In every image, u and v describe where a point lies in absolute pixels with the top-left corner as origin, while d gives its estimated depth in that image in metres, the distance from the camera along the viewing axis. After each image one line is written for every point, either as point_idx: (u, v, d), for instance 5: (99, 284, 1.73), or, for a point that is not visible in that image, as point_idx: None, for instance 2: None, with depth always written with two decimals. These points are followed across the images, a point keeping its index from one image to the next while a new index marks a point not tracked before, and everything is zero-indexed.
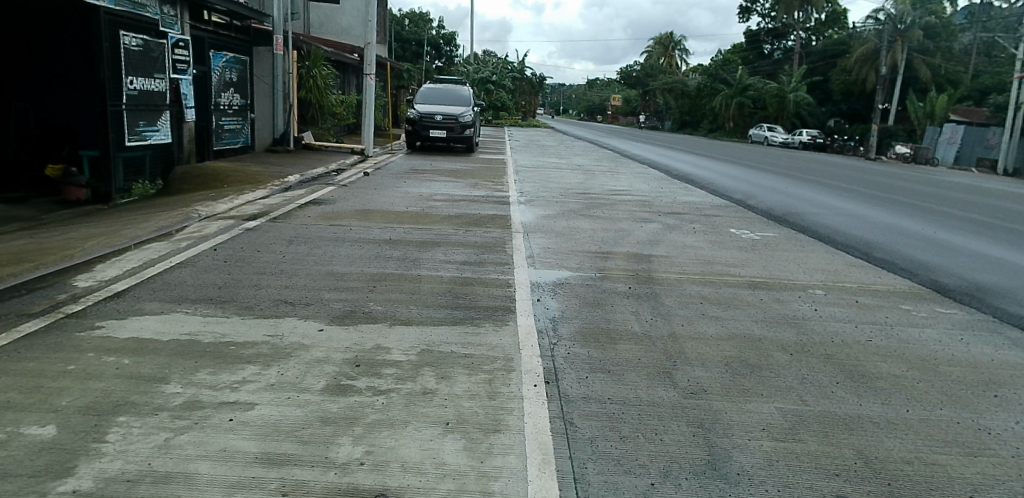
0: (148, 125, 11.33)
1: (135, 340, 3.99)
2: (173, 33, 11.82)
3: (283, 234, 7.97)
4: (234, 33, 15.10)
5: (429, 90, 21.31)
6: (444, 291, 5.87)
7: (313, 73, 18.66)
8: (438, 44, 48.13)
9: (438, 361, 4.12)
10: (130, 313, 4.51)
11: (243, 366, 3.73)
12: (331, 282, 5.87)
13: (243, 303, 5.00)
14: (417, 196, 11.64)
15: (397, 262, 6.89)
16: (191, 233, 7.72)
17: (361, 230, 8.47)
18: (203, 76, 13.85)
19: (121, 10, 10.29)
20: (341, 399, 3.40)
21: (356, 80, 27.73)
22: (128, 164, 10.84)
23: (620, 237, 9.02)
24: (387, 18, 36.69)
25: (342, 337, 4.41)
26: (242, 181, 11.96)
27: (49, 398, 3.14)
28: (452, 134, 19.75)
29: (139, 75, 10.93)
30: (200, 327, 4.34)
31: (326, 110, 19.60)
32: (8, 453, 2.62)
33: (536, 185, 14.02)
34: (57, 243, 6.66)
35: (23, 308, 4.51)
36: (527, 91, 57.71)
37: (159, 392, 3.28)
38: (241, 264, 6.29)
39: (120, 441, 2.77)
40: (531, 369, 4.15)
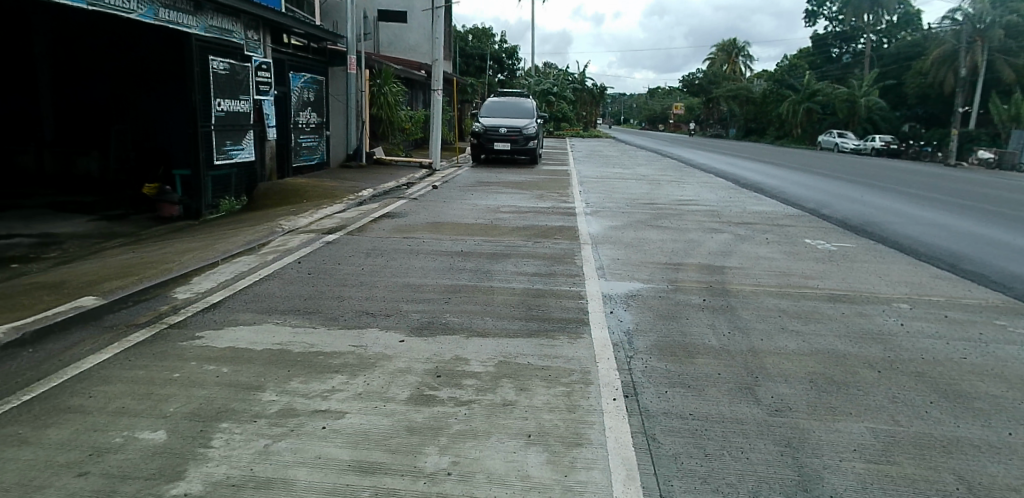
0: (234, 144, 11.92)
1: (232, 350, 4.19)
2: (256, 57, 12.42)
3: (360, 247, 8.21)
4: (311, 55, 15.74)
5: (493, 104, 21.58)
6: (517, 303, 5.91)
7: (384, 90, 19.18)
8: (501, 58, 48.55)
9: (516, 373, 4.14)
10: (226, 324, 4.74)
11: (332, 375, 3.86)
12: (408, 293, 6.01)
13: (328, 314, 5.18)
14: (485, 208, 11.78)
15: (470, 274, 6.98)
16: (276, 247, 8.06)
17: (433, 243, 8.64)
18: (283, 97, 14.47)
19: (210, 36, 10.91)
20: (425, 409, 3.47)
21: (423, 96, 28.40)
22: (216, 181, 11.44)
23: (691, 248, 8.85)
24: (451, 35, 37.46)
25: (422, 349, 4.49)
26: (320, 196, 12.40)
27: (160, 404, 3.34)
28: (516, 146, 19.86)
29: (227, 98, 11.53)
30: (290, 338, 4.51)
31: (395, 125, 20.13)
32: (126, 456, 2.80)
33: (601, 195, 13.95)
34: (157, 257, 7.08)
35: (132, 318, 4.82)
36: (589, 103, 57.74)
37: (256, 400, 3.43)
38: (323, 276, 6.52)
39: (224, 447, 2.91)
40: (610, 382, 4.12)
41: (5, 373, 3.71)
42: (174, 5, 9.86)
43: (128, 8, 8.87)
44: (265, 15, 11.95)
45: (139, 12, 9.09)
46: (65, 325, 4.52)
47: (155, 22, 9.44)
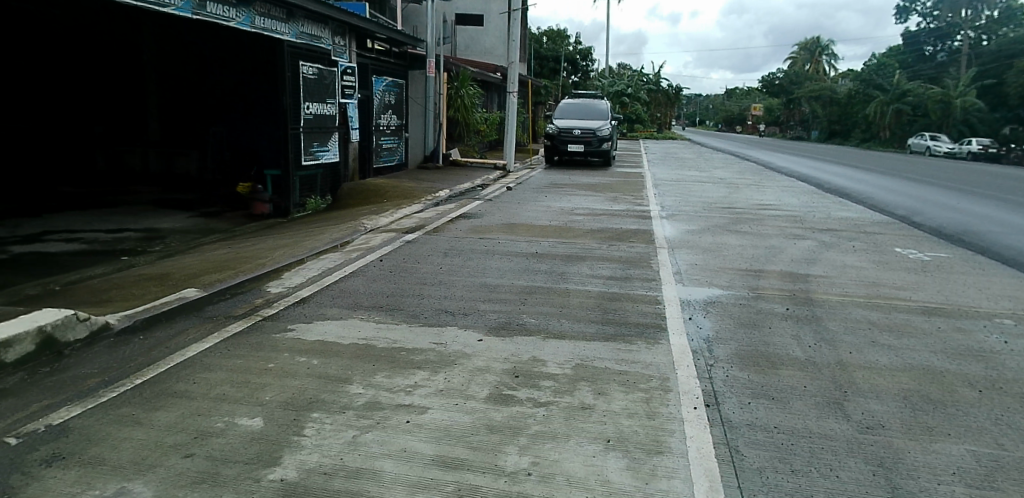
0: (320, 145, 12.39)
1: (321, 343, 4.37)
2: (342, 62, 12.88)
3: (438, 246, 8.38)
4: (393, 59, 16.18)
5: (567, 106, 21.55)
6: (593, 306, 5.87)
7: (461, 92, 19.52)
8: (575, 59, 46.73)
9: (595, 377, 4.12)
10: (315, 318, 4.95)
11: (414, 371, 3.97)
12: (484, 293, 6.08)
13: (409, 311, 5.31)
14: (558, 210, 11.79)
15: (545, 276, 6.99)
16: (359, 245, 8.32)
17: (508, 244, 8.71)
18: (366, 100, 14.92)
19: (301, 42, 11.40)
20: (504, 409, 3.51)
21: (499, 98, 28.67)
22: (303, 181, 11.93)
23: (772, 254, 8.56)
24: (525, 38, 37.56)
25: (499, 348, 4.55)
26: (399, 196, 12.72)
27: (256, 392, 3.52)
28: (589, 148, 19.74)
29: (315, 101, 12.01)
30: (374, 333, 4.66)
31: (471, 127, 20.40)
32: (227, 441, 2.96)
33: (676, 199, 13.71)
34: (250, 252, 7.46)
35: (230, 310, 5.10)
36: (663, 104, 56.91)
37: (345, 392, 3.57)
38: (404, 274, 6.69)
39: (315, 436, 3.04)
40: (690, 390, 4.04)
41: (120, 357, 4.00)
42: (269, 13, 10.37)
43: (228, 17, 9.40)
44: (351, 21, 12.38)
45: (238, 20, 9.63)
46: (170, 315, 4.83)
47: (251, 29, 9.96)
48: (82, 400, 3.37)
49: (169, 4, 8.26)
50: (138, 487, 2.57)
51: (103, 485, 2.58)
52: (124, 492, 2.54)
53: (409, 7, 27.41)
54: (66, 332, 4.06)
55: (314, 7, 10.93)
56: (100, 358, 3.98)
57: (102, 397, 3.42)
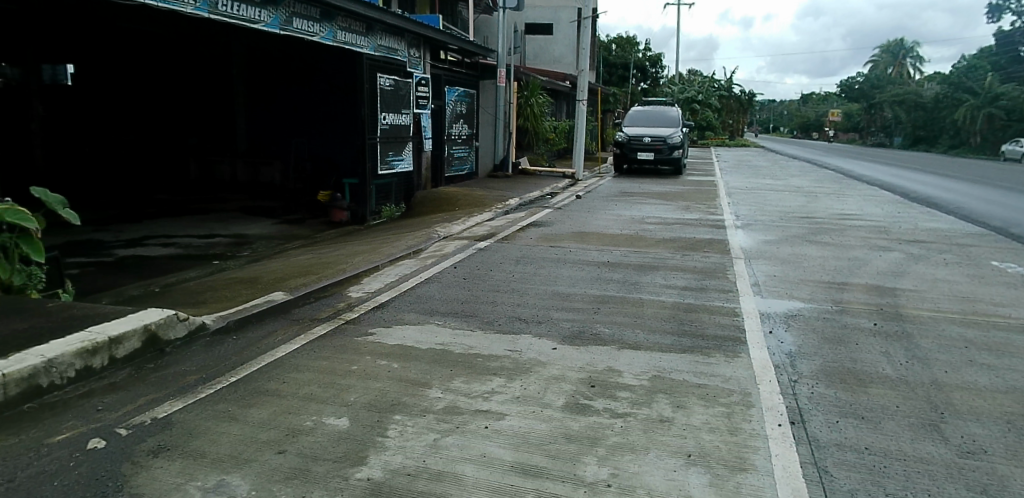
0: (396, 154, 12.68)
1: (401, 347, 4.48)
2: (417, 73, 13.18)
3: (509, 254, 8.43)
4: (465, 69, 16.44)
5: (637, 113, 21.32)
6: (668, 317, 5.76)
7: (530, 101, 19.66)
8: (645, 66, 46.02)
9: (672, 389, 4.04)
10: (394, 322, 5.08)
11: (491, 377, 4.00)
12: (557, 302, 6.08)
13: (484, 318, 5.37)
14: (629, 219, 11.65)
15: (618, 285, 6.92)
16: (433, 252, 8.46)
17: (580, 252, 8.67)
18: (439, 110, 15.21)
19: (379, 54, 11.74)
20: (581, 418, 3.49)
21: (567, 107, 28.64)
22: (379, 190, 12.25)
23: (856, 266, 8.19)
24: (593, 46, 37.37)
25: (574, 357, 4.52)
26: (471, 204, 12.88)
27: (341, 393, 3.64)
28: (660, 156, 19.44)
29: (391, 112, 12.31)
30: (451, 339, 4.73)
31: (541, 136, 20.45)
32: (315, 439, 3.07)
33: (751, 208, 13.30)
34: (331, 258, 7.71)
35: (315, 313, 5.30)
36: (735, 110, 55.37)
37: (424, 396, 3.64)
38: (477, 281, 6.77)
39: (398, 437, 3.12)
40: (774, 407, 3.90)
41: (215, 356, 4.21)
42: (350, 27, 10.74)
43: (312, 32, 9.80)
44: (426, 33, 12.66)
45: (321, 35, 10.02)
46: (260, 316, 5.05)
47: (333, 43, 10.34)
48: (183, 395, 3.57)
49: (259, 20, 8.69)
50: (236, 480, 2.70)
51: (204, 477, 2.72)
52: (224, 484, 2.67)
53: (480, 18, 27.78)
54: (168, 331, 4.30)
55: (391, 20, 11.25)
56: (198, 356, 4.20)
57: (200, 393, 3.61)
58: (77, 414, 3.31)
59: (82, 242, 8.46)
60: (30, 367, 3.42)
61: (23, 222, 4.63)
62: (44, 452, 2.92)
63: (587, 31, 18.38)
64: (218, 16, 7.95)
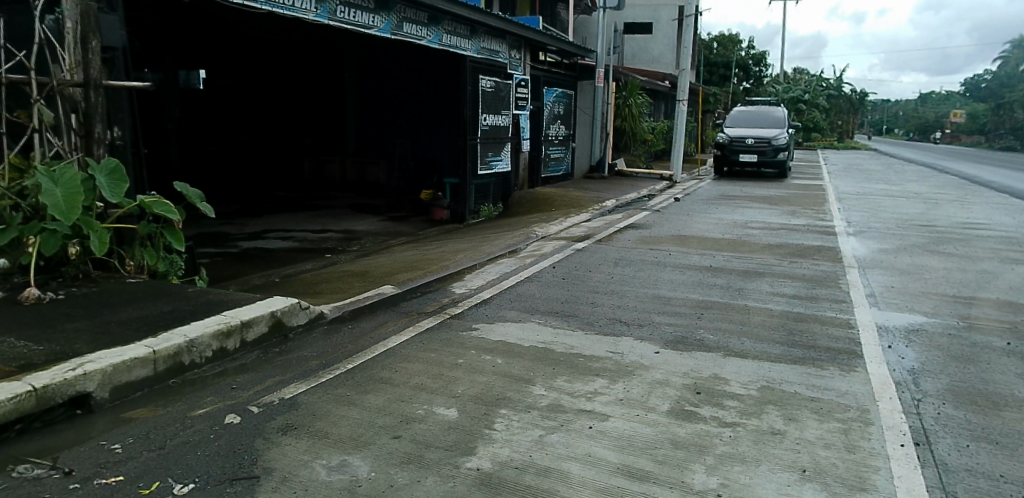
0: (495, 155, 12.86)
1: (504, 344, 4.56)
2: (517, 74, 13.33)
3: (608, 256, 8.36)
4: (564, 70, 16.45)
5: (740, 113, 20.58)
6: (776, 326, 5.52)
7: (628, 102, 19.45)
8: (748, 64, 44.19)
9: (783, 401, 3.88)
10: (496, 319, 5.18)
11: (594, 378, 4.00)
12: (658, 305, 5.97)
13: (584, 318, 5.36)
14: (731, 223, 11.27)
15: (721, 291, 6.71)
16: (531, 251, 8.55)
17: (680, 256, 8.48)
18: (538, 110, 15.30)
19: (481, 57, 11.96)
20: (688, 425, 3.42)
21: (667, 107, 28.03)
22: (478, 189, 12.46)
23: (985, 279, 7.54)
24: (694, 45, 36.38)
25: (678, 362, 4.43)
26: (568, 205, 12.88)
27: (449, 385, 3.77)
28: (763, 158, 18.65)
29: (491, 113, 12.48)
30: (552, 338, 4.76)
31: (638, 137, 20.16)
32: (427, 427, 3.21)
33: (865, 214, 12.53)
34: (434, 255, 7.93)
35: (421, 306, 5.49)
36: (845, 110, 52.28)
37: (529, 392, 3.70)
38: (576, 282, 6.78)
39: (504, 431, 3.20)
40: (895, 425, 3.66)
41: (333, 344, 4.45)
42: (455, 30, 11.00)
43: (420, 36, 10.13)
44: (527, 35, 12.80)
45: (428, 39, 10.32)
46: (372, 309, 5.28)
47: (440, 46, 10.64)
48: (307, 378, 3.80)
49: (372, 26, 9.08)
50: (357, 462, 2.87)
51: (328, 456, 2.91)
52: (345, 464, 2.85)
53: (579, 18, 27.66)
54: (291, 317, 4.58)
55: (494, 23, 11.44)
56: (318, 343, 4.45)
57: (322, 377, 3.83)
58: (215, 391, 3.59)
59: (211, 234, 9.14)
60: (175, 346, 3.75)
61: (169, 215, 5.03)
62: (188, 424, 3.19)
63: (690, 30, 17.91)
64: (335, 22, 8.37)
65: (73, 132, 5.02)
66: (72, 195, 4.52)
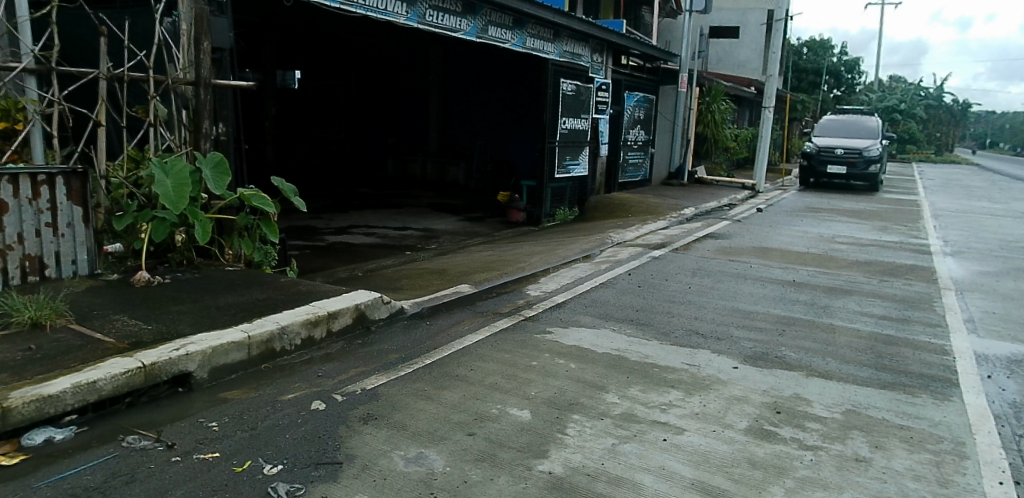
0: (572, 159, 12.84)
1: (578, 348, 4.57)
2: (598, 78, 13.28)
3: (686, 265, 8.20)
4: (646, 74, 16.23)
5: (830, 123, 19.72)
6: (864, 348, 5.26)
7: (712, 108, 19.01)
8: (840, 71, 42.23)
9: (869, 427, 3.71)
10: (571, 323, 5.18)
11: (669, 389, 3.94)
12: (737, 319, 5.82)
13: (659, 328, 5.29)
14: (817, 237, 10.83)
15: (805, 307, 6.47)
16: (607, 256, 8.50)
17: (762, 269, 8.23)
18: (618, 114, 15.17)
19: (564, 60, 11.98)
20: (766, 445, 3.32)
21: (752, 114, 27.18)
22: (555, 193, 12.45)
23: None
24: (783, 50, 35.12)
25: (758, 379, 4.31)
26: (645, 212, 12.71)
27: (523, 386, 3.81)
28: (854, 170, 17.81)
29: (571, 116, 12.48)
30: (627, 346, 4.72)
31: (721, 144, 19.67)
32: (501, 426, 3.26)
33: (965, 233, 11.76)
34: (509, 256, 8.01)
35: (496, 307, 5.57)
36: (946, 121, 49.26)
37: (602, 399, 3.70)
38: (652, 290, 6.69)
39: (577, 436, 3.21)
40: (993, 461, 3.43)
41: (412, 338, 4.58)
42: (539, 34, 11.07)
43: (504, 39, 10.25)
44: (611, 38, 12.72)
45: (512, 42, 10.43)
46: (449, 307, 5.40)
47: (523, 50, 10.74)
48: (387, 371, 3.92)
49: (459, 29, 9.25)
50: (433, 455, 2.95)
51: (406, 447, 3.01)
52: (422, 457, 2.93)
53: (663, 21, 27.21)
54: (374, 311, 4.75)
55: (578, 26, 11.44)
56: (398, 337, 4.60)
57: (401, 370, 3.95)
58: (303, 377, 3.76)
59: (300, 227, 9.57)
60: (267, 332, 3.96)
61: (265, 208, 5.30)
62: (277, 407, 3.37)
63: (779, 35, 17.31)
64: (424, 26, 8.58)
65: (183, 127, 5.39)
66: (181, 186, 4.85)
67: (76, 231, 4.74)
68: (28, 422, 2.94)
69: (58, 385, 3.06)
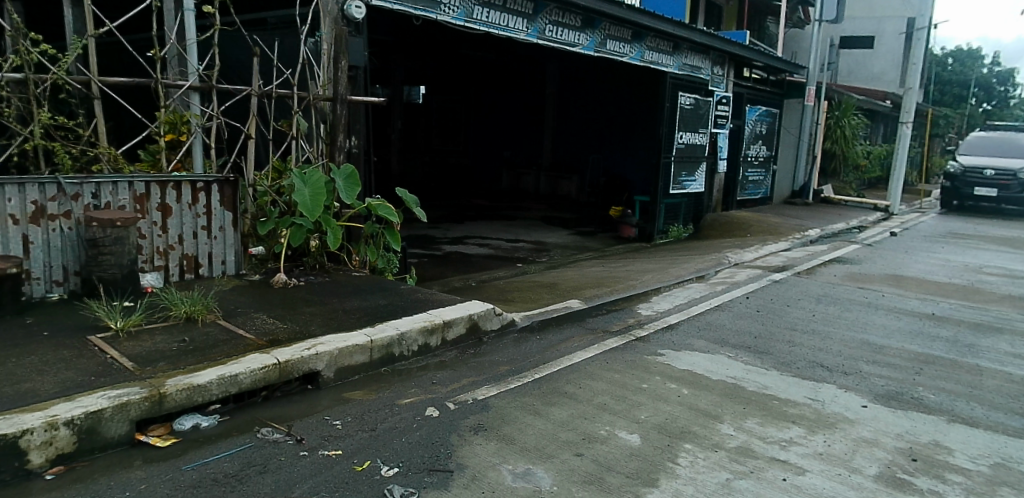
0: (689, 175, 12.51)
1: (691, 374, 4.43)
2: (718, 91, 12.89)
3: (810, 291, 7.75)
4: (771, 87, 15.54)
5: (979, 140, 18.01)
6: (1016, 394, 4.74)
7: (842, 123, 17.91)
8: (992, 83, 38.55)
9: (1022, 484, 3.33)
10: (684, 347, 5.04)
11: (789, 425, 3.74)
12: (867, 353, 5.42)
13: (780, 357, 5.03)
14: (962, 266, 9.90)
15: (947, 344, 5.92)
16: (723, 278, 8.20)
17: (896, 299, 7.63)
18: (739, 129, 14.62)
19: (683, 73, 11.72)
20: (899, 495, 3.07)
21: (887, 130, 25.34)
22: (669, 209, 12.16)
23: None
24: (926, 62, 32.57)
25: (890, 421, 3.99)
26: (765, 231, 12.15)
27: (633, 409, 3.75)
28: (1006, 194, 16.15)
29: (688, 131, 12.17)
30: (743, 375, 4.53)
31: (851, 162, 18.47)
32: (610, 450, 3.22)
33: None
34: (621, 273, 7.91)
35: (607, 325, 5.52)
36: None
37: (717, 430, 3.56)
38: (772, 316, 6.38)
39: (689, 468, 3.11)
40: None
41: (523, 352, 4.63)
42: (658, 46, 10.91)
43: (623, 52, 10.17)
44: (733, 50, 12.31)
45: (630, 55, 10.34)
46: (560, 323, 5.41)
47: (641, 63, 10.62)
48: (498, 383, 3.99)
49: (577, 43, 9.30)
50: (541, 472, 2.97)
51: (514, 462, 3.04)
52: (530, 473, 2.96)
53: (791, 31, 25.99)
54: (486, 322, 4.85)
55: (699, 38, 11.16)
56: (510, 349, 4.66)
57: (512, 383, 4.01)
58: (419, 383, 3.90)
59: (418, 236, 9.96)
60: (389, 337, 4.14)
61: (389, 217, 5.55)
62: (395, 411, 3.51)
63: (921, 44, 15.98)
64: (543, 41, 8.69)
65: (321, 140, 5.77)
66: (317, 195, 5.17)
67: (226, 234, 5.21)
68: (180, 408, 3.25)
69: (205, 376, 3.36)
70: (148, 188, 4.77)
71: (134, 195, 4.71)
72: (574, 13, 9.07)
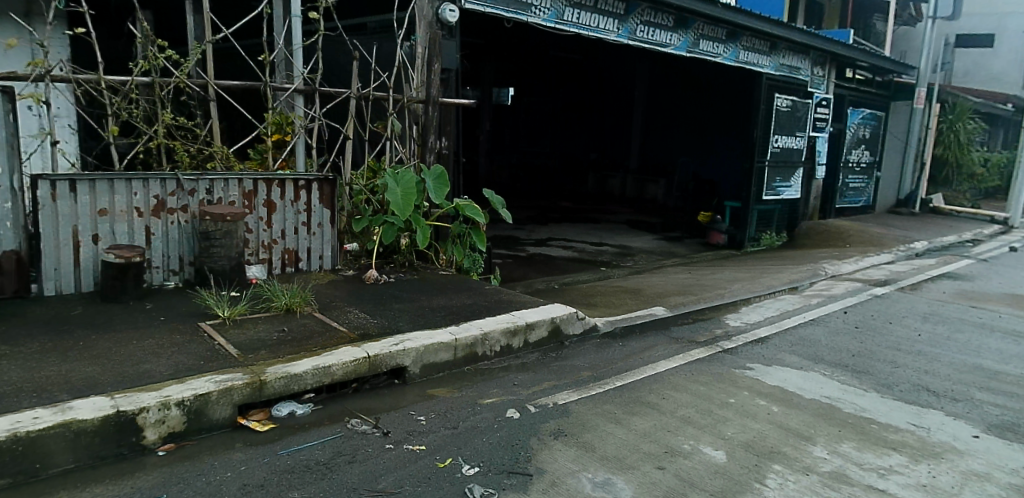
0: (783, 180, 12.01)
1: (782, 391, 4.26)
2: (818, 93, 12.31)
3: (914, 308, 7.27)
4: (876, 89, 14.69)
5: None
6: None
7: (955, 128, 16.70)
8: None
9: None
10: (775, 362, 4.85)
11: (889, 452, 3.52)
12: (979, 378, 5.02)
13: (880, 378, 4.75)
14: None
15: None
16: (819, 290, 7.82)
17: (1015, 320, 7.03)
18: (839, 133, 13.91)
19: (780, 74, 11.27)
20: None
21: (1008, 136, 23.38)
22: (762, 216, 11.72)
23: None
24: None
25: (1005, 454, 3.68)
26: (866, 242, 11.49)
27: (718, 424, 3.64)
28: None
29: (785, 134, 11.68)
30: (839, 395, 4.31)
31: (965, 170, 17.18)
32: (694, 465, 3.15)
33: None
34: (708, 281, 7.69)
35: (694, 334, 5.38)
36: None
37: (809, 452, 3.41)
38: (872, 333, 6.03)
39: (777, 490, 2.99)
40: None
41: (605, 358, 4.59)
42: (754, 46, 10.54)
43: (716, 52, 9.89)
44: (835, 50, 11.73)
45: (724, 56, 10.04)
46: (644, 330, 5.32)
47: (735, 63, 10.29)
48: (579, 388, 3.98)
49: (669, 44, 9.11)
50: (622, 483, 2.93)
51: (594, 470, 3.03)
52: (610, 483, 2.93)
53: (900, 30, 24.43)
54: (568, 326, 4.84)
55: (799, 38, 10.70)
56: (592, 354, 4.64)
57: (593, 389, 3.98)
58: (500, 384, 3.95)
59: (503, 237, 10.06)
60: (472, 337, 4.20)
61: (476, 218, 5.63)
62: (476, 410, 3.57)
63: None
64: (634, 42, 8.57)
65: (413, 141, 5.93)
66: (408, 194, 5.33)
67: (324, 230, 5.44)
68: (278, 395, 3.43)
69: (301, 366, 3.52)
70: (255, 185, 5.07)
71: (243, 191, 5.01)
72: (666, 13, 8.89)
